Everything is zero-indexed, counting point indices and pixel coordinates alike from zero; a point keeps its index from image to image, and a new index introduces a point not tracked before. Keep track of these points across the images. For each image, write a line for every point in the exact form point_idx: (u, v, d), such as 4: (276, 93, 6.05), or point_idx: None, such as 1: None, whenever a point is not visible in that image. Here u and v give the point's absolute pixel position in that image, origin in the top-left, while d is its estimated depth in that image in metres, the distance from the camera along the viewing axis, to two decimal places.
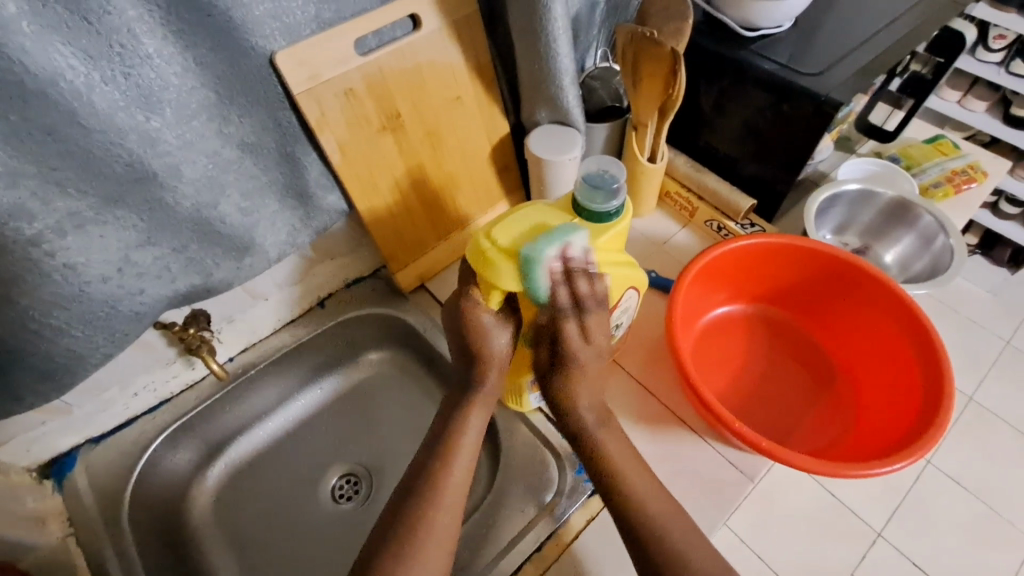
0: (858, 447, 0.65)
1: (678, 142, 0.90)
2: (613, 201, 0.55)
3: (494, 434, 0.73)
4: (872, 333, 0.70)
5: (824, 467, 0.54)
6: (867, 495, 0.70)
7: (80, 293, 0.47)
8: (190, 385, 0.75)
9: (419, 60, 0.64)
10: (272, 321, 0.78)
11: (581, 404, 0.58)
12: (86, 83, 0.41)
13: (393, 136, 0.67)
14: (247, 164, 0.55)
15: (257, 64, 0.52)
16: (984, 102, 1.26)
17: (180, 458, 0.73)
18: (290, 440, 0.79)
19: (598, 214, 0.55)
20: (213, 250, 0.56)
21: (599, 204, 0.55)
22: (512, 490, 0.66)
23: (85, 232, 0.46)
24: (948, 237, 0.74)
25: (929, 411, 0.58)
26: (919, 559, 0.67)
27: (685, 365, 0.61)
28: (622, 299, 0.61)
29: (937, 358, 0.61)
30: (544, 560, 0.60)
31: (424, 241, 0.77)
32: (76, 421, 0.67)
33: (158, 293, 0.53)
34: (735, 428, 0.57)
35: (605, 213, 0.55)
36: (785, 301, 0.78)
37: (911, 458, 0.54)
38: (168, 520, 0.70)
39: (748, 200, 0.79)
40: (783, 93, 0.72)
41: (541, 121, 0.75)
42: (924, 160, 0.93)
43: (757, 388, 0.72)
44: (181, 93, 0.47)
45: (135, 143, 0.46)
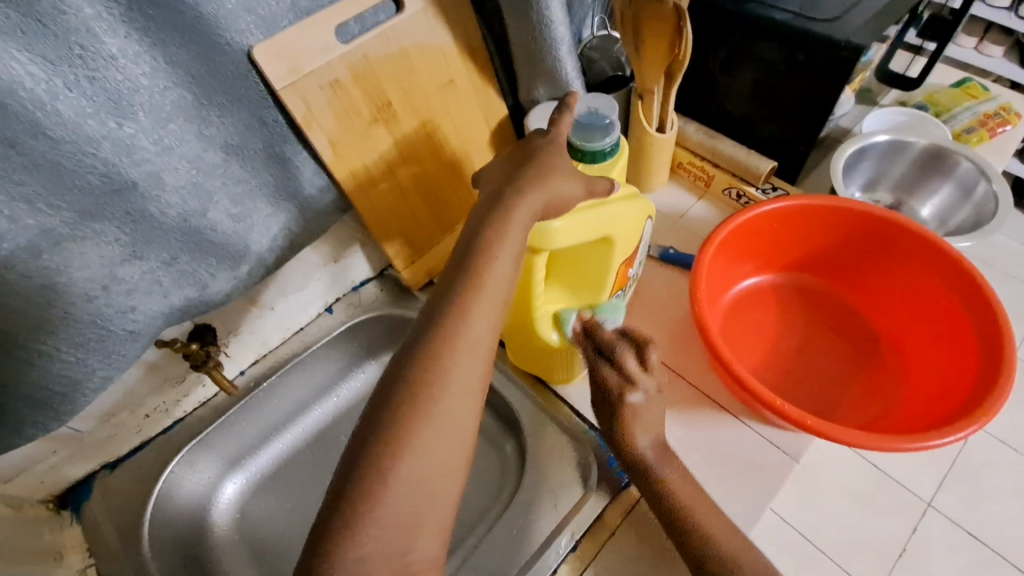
0: (910, 417, 0.60)
1: (687, 111, 0.85)
2: (609, 136, 0.56)
3: (518, 431, 0.69)
4: (915, 294, 0.65)
5: (878, 441, 0.50)
6: (914, 465, 0.65)
7: (65, 315, 0.44)
8: (202, 403, 0.73)
9: (406, 43, 0.61)
10: (281, 332, 0.76)
11: (641, 447, 0.52)
12: (48, 90, 0.38)
13: (386, 127, 0.63)
14: (233, 168, 0.52)
15: (233, 61, 0.49)
16: (1002, 46, 1.20)
17: (199, 478, 0.71)
18: (310, 450, 0.77)
19: (596, 154, 0.56)
20: (205, 260, 0.53)
21: (595, 142, 0.56)
22: (542, 488, 0.62)
23: (63, 249, 0.43)
24: (990, 183, 0.69)
25: (988, 374, 0.53)
26: (971, 526, 0.61)
27: (714, 341, 0.57)
28: (644, 232, 0.60)
29: (992, 314, 0.56)
30: (580, 561, 0.57)
31: (430, 235, 0.74)
32: (85, 449, 0.65)
33: (152, 309, 0.50)
34: (776, 407, 0.53)
35: (600, 151, 0.56)
36: (816, 267, 0.73)
37: (974, 425, 0.49)
38: (190, 544, 0.68)
39: (767, 162, 0.75)
40: (797, 43, 0.67)
41: (539, 98, 0.70)
42: (953, 105, 0.86)
43: (795, 361, 0.67)
44: (154, 94, 0.44)
45: (110, 151, 0.43)
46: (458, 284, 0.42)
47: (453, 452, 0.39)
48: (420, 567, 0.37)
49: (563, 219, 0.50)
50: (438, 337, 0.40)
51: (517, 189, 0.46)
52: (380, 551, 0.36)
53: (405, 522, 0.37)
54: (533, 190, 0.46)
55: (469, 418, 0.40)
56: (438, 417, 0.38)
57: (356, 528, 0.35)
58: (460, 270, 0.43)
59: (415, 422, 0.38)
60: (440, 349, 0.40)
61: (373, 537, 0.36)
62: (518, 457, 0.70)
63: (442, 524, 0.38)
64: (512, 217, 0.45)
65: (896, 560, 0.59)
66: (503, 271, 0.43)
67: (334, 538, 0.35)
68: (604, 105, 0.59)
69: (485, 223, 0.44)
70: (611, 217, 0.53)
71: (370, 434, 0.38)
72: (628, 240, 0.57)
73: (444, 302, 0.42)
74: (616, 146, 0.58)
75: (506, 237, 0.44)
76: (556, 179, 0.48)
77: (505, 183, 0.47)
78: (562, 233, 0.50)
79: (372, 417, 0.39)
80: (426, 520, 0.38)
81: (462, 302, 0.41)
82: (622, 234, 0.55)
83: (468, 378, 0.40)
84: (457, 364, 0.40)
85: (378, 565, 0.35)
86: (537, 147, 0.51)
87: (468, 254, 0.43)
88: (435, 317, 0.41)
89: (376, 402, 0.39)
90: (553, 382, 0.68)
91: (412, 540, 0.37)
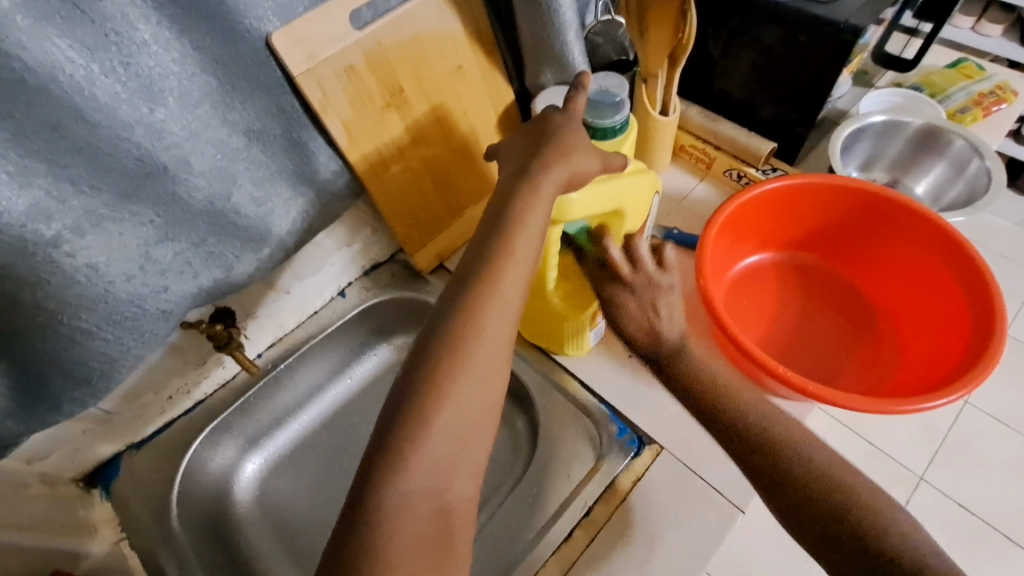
0: (904, 385, 0.63)
1: (689, 94, 0.86)
2: (618, 113, 0.59)
3: (529, 405, 0.72)
4: (910, 268, 0.68)
5: (874, 405, 0.52)
6: (906, 438, 0.68)
7: (105, 294, 0.46)
8: (222, 385, 0.75)
9: (417, 30, 0.62)
10: (298, 314, 0.78)
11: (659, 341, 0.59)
12: (86, 76, 0.40)
13: (398, 112, 0.65)
14: (255, 152, 0.54)
15: (254, 48, 0.50)
16: (1000, 26, 1.24)
17: (222, 456, 0.73)
18: (325, 431, 0.79)
19: (607, 131, 0.59)
20: (231, 242, 0.55)
21: (606, 119, 0.59)
22: (554, 459, 0.65)
23: (102, 230, 0.45)
24: (984, 159, 0.71)
25: (979, 341, 0.56)
26: (961, 499, 0.64)
27: (719, 314, 0.59)
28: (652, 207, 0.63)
29: (985, 285, 0.58)
30: (594, 525, 0.59)
31: (440, 219, 0.76)
32: (114, 429, 0.67)
33: (182, 289, 0.52)
34: (779, 374, 0.55)
35: (611, 127, 0.59)
36: (814, 245, 0.75)
37: (967, 387, 0.51)
38: (215, 519, 0.71)
39: (768, 143, 0.77)
40: (797, 27, 0.69)
41: (546, 83, 0.72)
42: (947, 86, 0.89)
43: (795, 335, 0.69)
44: (182, 81, 0.46)
45: (142, 136, 0.44)
46: (485, 253, 0.44)
47: (485, 404, 0.42)
48: (459, 505, 0.40)
49: (581, 192, 0.52)
50: (470, 300, 0.42)
51: (534, 168, 0.48)
52: (421, 488, 0.38)
53: (446, 464, 0.40)
54: (549, 168, 0.48)
55: (501, 374, 0.43)
56: (475, 372, 0.41)
57: (398, 473, 0.38)
58: (487, 241, 0.45)
59: (443, 387, 0.40)
60: (474, 309, 0.42)
61: (413, 479, 0.38)
62: (530, 432, 0.72)
63: (474, 472, 0.41)
64: (533, 193, 0.47)
65: None
66: (531, 239, 0.46)
67: (377, 478, 0.38)
68: (614, 83, 0.61)
69: (512, 198, 0.47)
70: (625, 191, 0.56)
71: (409, 389, 0.40)
72: (637, 214, 0.60)
73: (475, 267, 0.44)
74: (626, 122, 0.61)
75: (531, 207, 0.46)
76: (572, 156, 0.50)
77: (527, 163, 0.49)
78: (580, 205, 0.53)
79: (407, 375, 0.41)
80: (459, 472, 0.40)
81: (495, 266, 0.44)
82: (633, 207, 0.58)
83: (500, 336, 0.43)
84: (486, 327, 0.42)
85: (420, 503, 0.38)
86: (555, 123, 0.53)
87: (495, 225, 0.46)
88: (468, 280, 0.43)
89: (410, 365, 0.41)
90: (562, 355, 0.71)
91: (452, 480, 0.40)
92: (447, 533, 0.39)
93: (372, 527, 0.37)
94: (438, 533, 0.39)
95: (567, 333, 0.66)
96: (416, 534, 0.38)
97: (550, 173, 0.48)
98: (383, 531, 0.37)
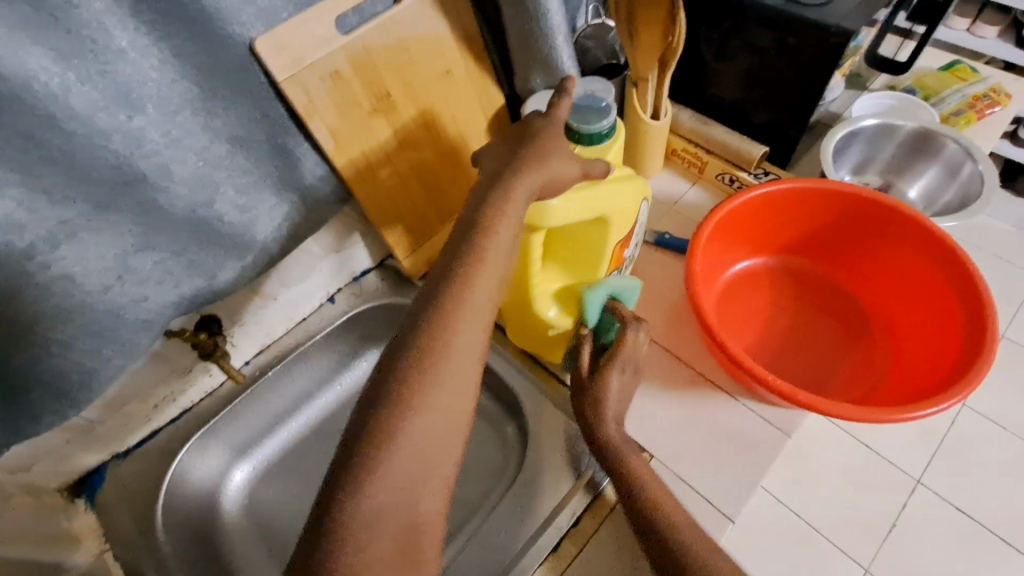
0: (897, 392, 0.62)
1: (682, 97, 0.86)
2: (604, 119, 0.58)
3: (519, 413, 0.71)
4: (902, 273, 0.67)
5: (865, 414, 0.52)
6: (903, 442, 0.67)
7: (82, 305, 0.46)
8: (208, 393, 0.74)
9: (404, 34, 0.62)
10: (286, 321, 0.77)
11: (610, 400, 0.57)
12: (62, 84, 0.39)
13: (386, 117, 0.64)
14: (238, 159, 0.53)
15: (236, 54, 0.50)
16: (995, 28, 1.24)
17: (209, 465, 0.72)
18: (315, 439, 0.79)
19: (594, 136, 0.58)
20: (213, 251, 0.54)
21: (591, 125, 0.57)
22: (544, 468, 0.64)
23: (78, 240, 0.44)
24: (976, 163, 0.71)
25: (972, 347, 0.55)
26: (960, 502, 0.63)
27: (708, 321, 0.59)
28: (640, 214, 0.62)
29: (977, 291, 0.58)
30: (581, 537, 0.60)
31: (429, 223, 0.76)
32: (100, 438, 0.67)
33: (163, 299, 0.51)
34: (769, 383, 0.55)
35: (597, 133, 0.57)
36: (806, 250, 0.75)
37: (959, 395, 0.51)
38: (202, 528, 0.70)
39: (759, 147, 0.77)
40: (788, 30, 0.68)
41: (536, 87, 0.71)
42: (942, 88, 0.88)
43: (786, 341, 0.69)
44: (161, 87, 0.45)
45: (121, 144, 0.44)
46: (457, 262, 0.43)
47: (454, 416, 0.41)
48: (427, 519, 0.40)
49: (561, 199, 0.52)
50: (441, 310, 0.42)
51: (510, 174, 0.48)
52: (389, 501, 0.38)
53: (414, 476, 0.39)
54: (526, 173, 0.47)
55: (470, 384, 0.42)
56: (444, 384, 0.40)
57: (363, 489, 0.37)
58: (460, 249, 0.44)
59: (411, 400, 0.39)
60: (447, 318, 0.42)
61: (378, 496, 0.37)
62: (521, 440, 0.71)
63: (443, 485, 0.41)
64: (509, 200, 0.46)
65: (888, 532, 0.62)
66: (504, 246, 0.45)
67: (345, 492, 0.37)
68: (600, 88, 0.61)
69: (487, 204, 0.46)
70: (607, 198, 0.55)
71: (376, 401, 0.39)
72: (624, 221, 0.58)
73: (448, 277, 0.43)
74: (612, 128, 0.59)
75: (505, 213, 0.45)
76: (551, 163, 0.49)
77: (503, 168, 0.49)
78: (558, 212, 0.52)
79: (376, 388, 0.40)
80: (426, 487, 0.40)
81: (466, 274, 0.43)
82: (618, 214, 0.57)
83: (470, 347, 0.42)
84: (455, 338, 0.41)
85: (388, 516, 0.38)
86: (537, 130, 0.52)
87: (468, 233, 0.45)
88: (440, 290, 0.43)
89: (380, 376, 0.40)
90: (554, 364, 0.70)
91: (419, 495, 0.39)
92: (415, 546, 0.40)
93: (337, 543, 0.36)
94: (407, 548, 0.38)
95: (555, 342, 0.66)
96: (381, 548, 0.38)
97: (524, 178, 0.47)
98: (348, 549, 0.37)
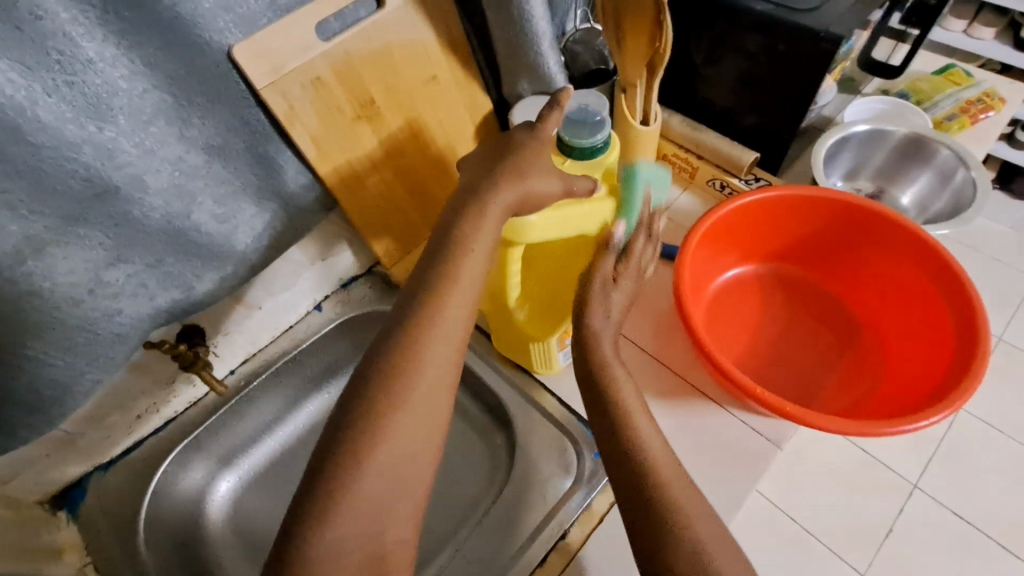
0: (887, 402, 0.62)
1: (673, 101, 0.85)
2: (598, 133, 0.57)
3: (507, 423, 0.70)
4: (893, 281, 0.67)
5: (854, 427, 0.51)
6: (899, 447, 0.67)
7: (52, 320, 0.45)
8: (192, 403, 0.73)
9: (388, 40, 0.61)
10: (271, 329, 0.76)
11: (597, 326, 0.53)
12: (27, 96, 0.38)
13: (370, 124, 0.63)
14: (216, 169, 0.52)
15: (213, 61, 0.49)
16: (992, 29, 1.23)
17: (194, 476, 0.72)
18: (301, 448, 0.78)
19: (585, 150, 0.57)
20: (191, 262, 0.53)
21: (584, 139, 0.57)
22: (530, 479, 0.63)
23: (47, 255, 0.43)
24: (969, 170, 0.70)
25: (963, 358, 0.54)
26: (956, 507, 0.63)
27: (696, 330, 0.58)
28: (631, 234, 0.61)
29: (968, 300, 0.57)
30: (568, 550, 0.58)
31: (417, 231, 0.74)
32: (81, 450, 0.66)
33: (138, 311, 0.51)
34: (756, 394, 0.54)
35: (590, 147, 0.56)
36: (796, 257, 0.74)
37: (950, 408, 0.50)
38: (185, 540, 0.69)
39: (750, 153, 0.76)
40: (779, 35, 0.67)
41: (524, 93, 0.70)
42: (935, 92, 0.87)
43: (776, 349, 0.68)
44: (133, 97, 0.44)
45: (91, 156, 0.43)
46: (430, 281, 0.43)
47: (425, 440, 0.40)
48: (394, 547, 0.39)
49: (538, 214, 0.51)
50: (411, 330, 0.41)
51: (487, 188, 0.47)
52: (355, 528, 0.37)
53: (379, 504, 0.39)
54: (503, 189, 0.47)
55: (443, 407, 0.41)
56: (414, 408, 0.40)
57: (329, 516, 0.37)
58: (432, 268, 0.43)
59: (380, 424, 0.39)
60: (416, 339, 0.41)
61: (344, 523, 0.37)
62: (508, 450, 0.70)
63: (413, 511, 0.40)
64: (484, 217, 0.45)
65: (884, 538, 0.61)
66: (478, 264, 0.44)
67: (307, 521, 0.37)
68: (594, 101, 0.61)
69: (460, 219, 0.45)
70: (589, 215, 0.54)
71: (344, 425, 0.39)
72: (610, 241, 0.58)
73: (420, 296, 0.42)
74: (607, 142, 0.58)
75: (481, 230, 0.45)
76: (529, 178, 0.48)
77: (479, 182, 0.48)
78: (536, 227, 0.51)
79: (344, 410, 0.40)
80: (394, 513, 0.39)
81: (439, 294, 0.42)
82: (603, 235, 0.56)
83: (442, 369, 0.41)
84: (426, 360, 0.41)
85: (351, 548, 0.37)
86: (518, 142, 0.52)
87: (440, 251, 0.44)
88: (411, 310, 0.42)
89: (349, 398, 0.40)
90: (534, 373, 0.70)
91: (387, 522, 0.39)
92: None
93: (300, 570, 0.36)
94: None
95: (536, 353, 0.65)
96: None
97: (500, 194, 0.47)
98: None
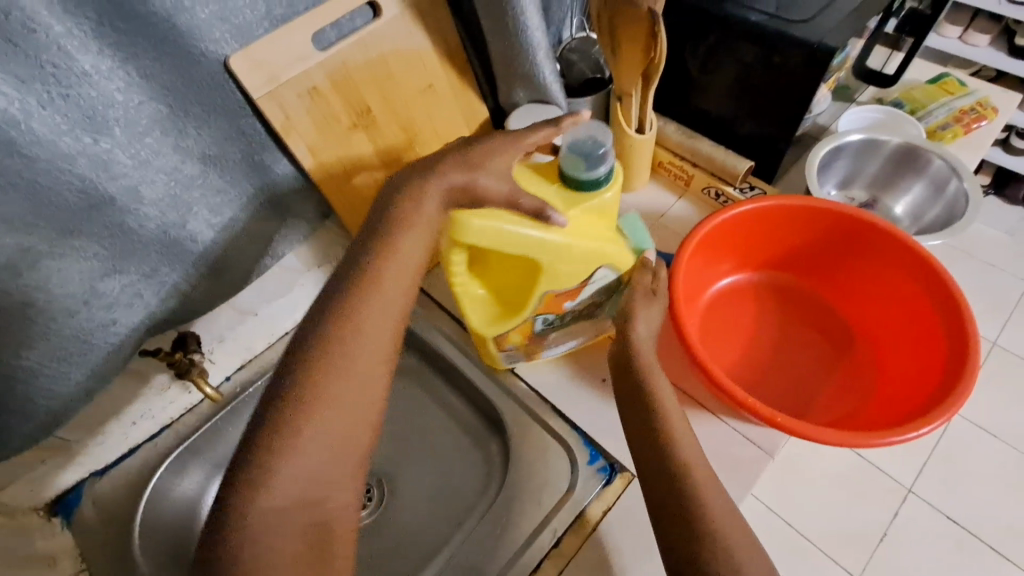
0: (881, 410, 0.62)
1: (669, 109, 0.85)
2: (597, 167, 0.52)
3: (502, 428, 0.70)
4: (885, 289, 0.67)
5: (847, 437, 0.51)
6: (894, 452, 0.67)
7: (47, 331, 0.45)
8: (188, 409, 0.74)
9: (383, 50, 0.61)
10: (267, 335, 0.76)
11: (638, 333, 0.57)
12: (22, 110, 0.39)
13: (366, 132, 0.63)
14: (212, 178, 0.53)
15: (209, 72, 0.49)
16: (987, 36, 1.23)
17: (190, 481, 0.72)
18: None
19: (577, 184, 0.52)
20: (186, 270, 0.54)
21: (580, 171, 0.52)
22: (524, 485, 0.63)
23: (42, 267, 0.43)
24: (961, 180, 0.70)
25: (954, 367, 0.55)
26: (949, 511, 0.63)
27: (689, 340, 0.58)
28: (594, 276, 0.58)
29: (959, 310, 0.58)
30: (562, 557, 0.59)
31: None
32: (77, 456, 0.66)
33: (132, 321, 0.51)
34: (750, 404, 0.54)
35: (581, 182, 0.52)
36: (789, 266, 0.74)
37: (943, 417, 0.50)
38: (181, 545, 0.69)
39: (745, 162, 0.76)
40: (774, 46, 0.68)
41: (519, 101, 0.71)
42: (929, 101, 0.88)
43: (769, 358, 0.69)
44: (129, 109, 0.44)
45: (86, 167, 0.43)
46: (362, 261, 0.49)
47: (359, 405, 0.45)
48: (337, 511, 0.43)
49: (483, 220, 0.50)
50: (347, 306, 0.47)
51: (426, 177, 0.52)
52: (297, 490, 0.42)
53: (317, 467, 0.43)
54: (439, 178, 0.52)
55: (376, 375, 0.47)
56: (347, 375, 0.45)
57: (268, 478, 0.41)
58: (361, 249, 0.50)
59: (314, 390, 0.44)
60: (347, 314, 0.46)
61: (283, 484, 0.41)
62: (503, 456, 0.70)
63: (353, 475, 0.44)
64: (421, 203, 0.50)
65: (878, 542, 0.62)
66: (413, 245, 0.50)
67: (252, 481, 0.41)
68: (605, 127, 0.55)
69: (394, 202, 0.51)
70: (540, 242, 0.52)
71: (284, 393, 0.44)
72: (562, 271, 0.56)
73: (355, 275, 0.48)
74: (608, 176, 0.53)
75: (417, 216, 0.50)
76: (482, 173, 0.51)
77: (416, 168, 0.54)
78: (473, 232, 0.50)
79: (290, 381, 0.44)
80: (332, 474, 0.43)
81: (371, 273, 0.48)
82: (551, 263, 0.54)
83: (374, 338, 0.47)
84: (358, 332, 0.46)
85: (292, 511, 0.41)
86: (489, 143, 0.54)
87: (372, 235, 0.50)
88: (348, 288, 0.47)
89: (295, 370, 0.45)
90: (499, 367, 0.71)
91: (329, 490, 0.43)
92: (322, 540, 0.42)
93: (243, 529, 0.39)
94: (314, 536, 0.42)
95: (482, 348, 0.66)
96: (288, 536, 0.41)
97: (439, 180, 0.51)
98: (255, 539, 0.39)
